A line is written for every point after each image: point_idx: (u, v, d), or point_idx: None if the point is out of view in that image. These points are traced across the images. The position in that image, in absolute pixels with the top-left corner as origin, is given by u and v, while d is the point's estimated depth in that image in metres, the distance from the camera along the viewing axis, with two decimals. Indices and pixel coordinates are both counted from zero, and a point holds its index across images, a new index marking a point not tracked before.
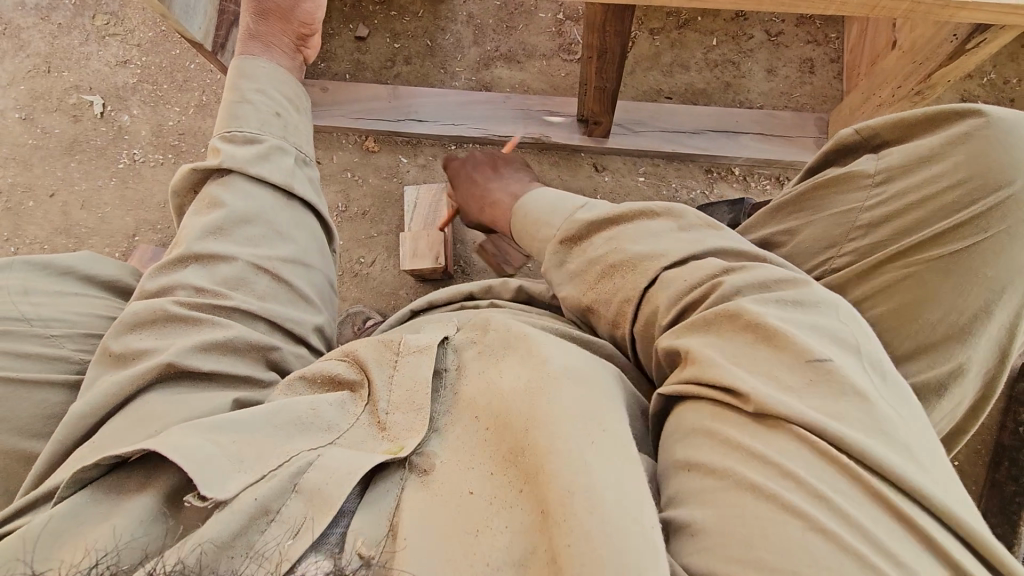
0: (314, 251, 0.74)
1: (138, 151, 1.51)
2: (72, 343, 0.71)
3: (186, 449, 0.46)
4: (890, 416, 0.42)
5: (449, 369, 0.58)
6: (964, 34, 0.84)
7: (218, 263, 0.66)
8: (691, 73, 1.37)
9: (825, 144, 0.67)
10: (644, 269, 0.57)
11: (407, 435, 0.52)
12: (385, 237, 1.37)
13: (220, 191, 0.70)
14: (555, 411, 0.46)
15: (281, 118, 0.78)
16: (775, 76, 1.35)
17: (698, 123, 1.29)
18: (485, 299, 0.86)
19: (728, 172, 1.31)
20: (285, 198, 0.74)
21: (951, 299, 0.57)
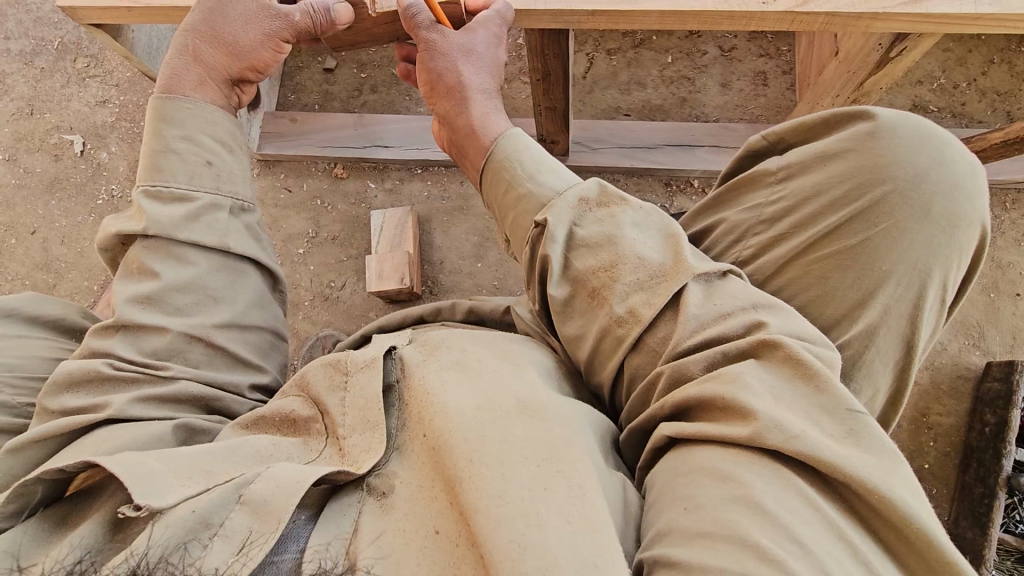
0: (254, 310, 0.75)
1: (116, 186, 1.55)
2: (11, 387, 0.70)
3: (135, 467, 0.45)
4: (828, 422, 0.46)
5: (395, 381, 0.57)
6: (887, 42, 0.86)
7: (147, 333, 0.67)
8: (648, 90, 1.40)
9: (738, 150, 0.70)
10: (579, 252, 0.61)
11: (365, 456, 0.51)
12: (354, 260, 1.39)
13: (150, 257, 0.69)
14: (506, 447, 0.47)
15: (213, 166, 0.75)
16: (729, 89, 1.38)
17: (654, 138, 1.32)
18: (437, 320, 0.88)
19: (687, 184, 1.33)
20: (220, 256, 0.73)
21: (846, 289, 0.58)
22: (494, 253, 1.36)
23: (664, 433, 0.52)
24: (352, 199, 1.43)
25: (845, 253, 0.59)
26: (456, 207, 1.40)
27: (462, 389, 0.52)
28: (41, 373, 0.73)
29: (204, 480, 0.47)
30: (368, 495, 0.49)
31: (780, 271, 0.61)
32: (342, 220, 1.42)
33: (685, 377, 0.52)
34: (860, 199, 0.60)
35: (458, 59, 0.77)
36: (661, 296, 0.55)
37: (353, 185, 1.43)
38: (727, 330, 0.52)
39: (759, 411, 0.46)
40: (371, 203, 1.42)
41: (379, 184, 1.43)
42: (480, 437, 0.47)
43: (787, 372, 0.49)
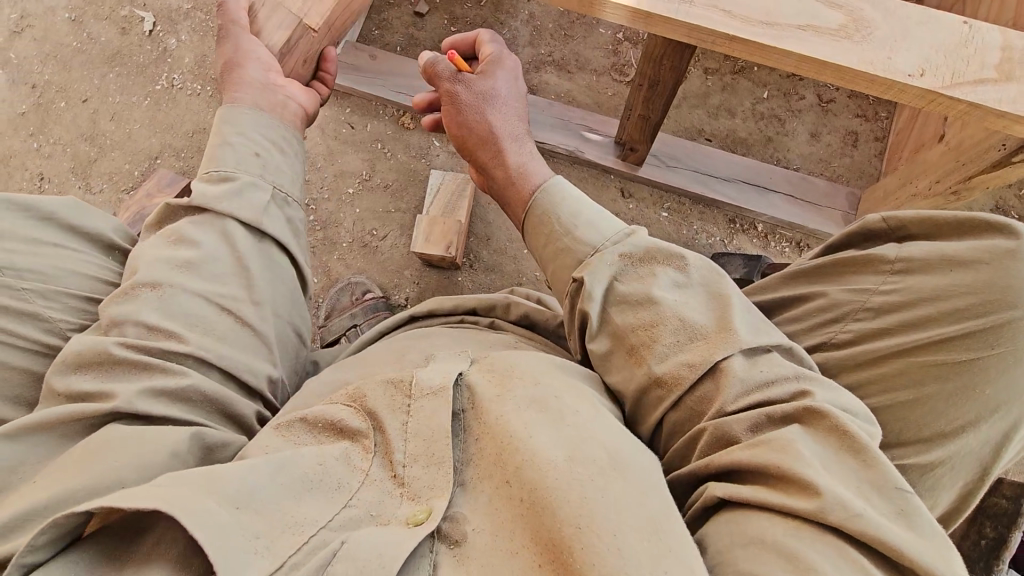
0: (284, 301, 0.72)
1: (178, 77, 1.50)
2: (44, 300, 0.68)
3: (197, 519, 0.42)
4: (884, 501, 0.45)
5: (463, 411, 0.55)
6: (1012, 146, 0.83)
7: (173, 298, 0.64)
8: (736, 120, 1.37)
9: (851, 225, 0.68)
10: (638, 308, 0.58)
11: (433, 497, 0.49)
12: (402, 214, 1.36)
13: (193, 228, 0.68)
14: (612, 507, 0.45)
15: (260, 159, 0.74)
16: (817, 141, 1.35)
17: (732, 171, 1.30)
18: (487, 317, 0.85)
19: (751, 226, 1.30)
20: (257, 236, 0.71)
21: (941, 408, 0.58)
22: None
23: (714, 494, 0.49)
24: (413, 153, 1.40)
25: (951, 371, 0.58)
26: None
27: (554, 435, 0.50)
28: (75, 290, 0.71)
29: (270, 553, 0.44)
30: (440, 544, 0.48)
31: (873, 366, 0.60)
32: (398, 172, 1.39)
33: (727, 439, 0.51)
34: (981, 318, 0.58)
35: (485, 107, 0.80)
36: (700, 361, 0.54)
37: (417, 139, 1.40)
38: (773, 395, 0.51)
39: (822, 485, 0.45)
40: (431, 162, 1.39)
41: (444, 145, 1.39)
42: (582, 494, 0.46)
43: (833, 444, 0.48)
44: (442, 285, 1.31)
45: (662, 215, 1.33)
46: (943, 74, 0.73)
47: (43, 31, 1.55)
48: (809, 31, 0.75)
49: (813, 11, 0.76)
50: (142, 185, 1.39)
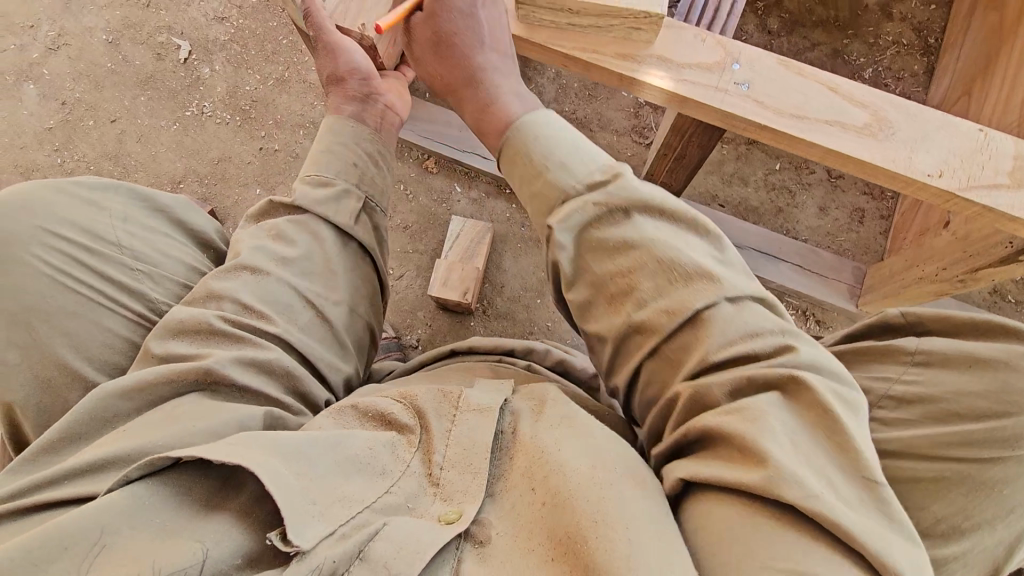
0: (363, 303, 0.75)
1: (208, 105, 1.53)
2: (152, 283, 0.71)
3: (274, 474, 0.47)
4: (847, 487, 0.45)
5: (503, 431, 0.58)
6: (1018, 245, 0.88)
7: (265, 283, 0.68)
8: (748, 189, 1.42)
9: (871, 316, 0.72)
10: (620, 250, 0.58)
11: (465, 501, 0.52)
12: (419, 256, 1.39)
13: (289, 227, 0.73)
14: (625, 509, 0.47)
15: (359, 168, 0.79)
16: (825, 215, 1.40)
17: (745, 238, 1.34)
18: (526, 359, 0.88)
19: None
20: (344, 239, 0.75)
21: (959, 503, 0.59)
22: None
23: (679, 473, 0.51)
24: (435, 196, 1.43)
25: (974, 463, 0.59)
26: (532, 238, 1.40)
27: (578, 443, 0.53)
28: (177, 277, 0.73)
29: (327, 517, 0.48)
30: (466, 543, 0.50)
31: (898, 453, 0.61)
32: (418, 213, 1.41)
33: (705, 399, 0.52)
34: (1003, 418, 0.60)
35: (446, 41, 0.77)
36: (678, 309, 0.54)
37: (440, 183, 1.43)
38: (756, 350, 0.52)
39: (779, 458, 0.45)
40: (452, 207, 1.42)
41: (465, 191, 1.43)
42: (597, 494, 0.48)
43: (806, 414, 0.48)
44: (455, 329, 1.33)
45: None
46: (960, 177, 0.78)
47: (78, 50, 1.58)
48: (836, 126, 0.80)
49: (842, 108, 0.81)
50: None
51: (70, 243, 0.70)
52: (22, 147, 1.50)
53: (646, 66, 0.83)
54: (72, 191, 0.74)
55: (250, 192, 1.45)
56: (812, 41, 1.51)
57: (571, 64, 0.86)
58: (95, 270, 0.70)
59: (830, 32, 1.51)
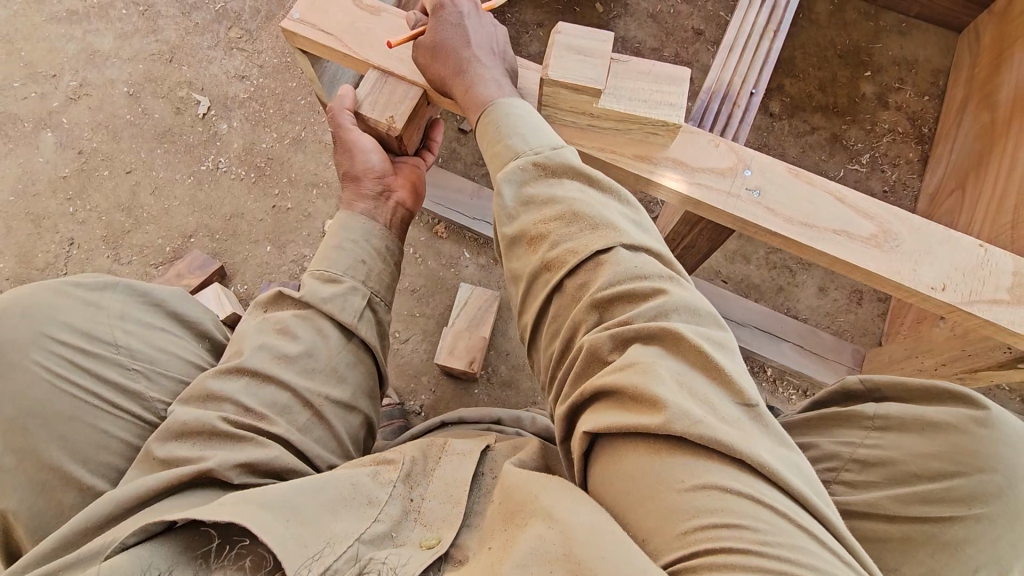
0: (363, 397, 0.79)
1: (223, 160, 1.55)
2: (146, 380, 0.71)
3: (265, 525, 0.54)
4: (744, 419, 0.51)
5: (483, 473, 0.68)
6: (1018, 352, 0.90)
7: (266, 384, 0.71)
8: (750, 266, 1.46)
9: (834, 384, 0.75)
10: (579, 220, 0.64)
11: (444, 529, 0.60)
12: (425, 319, 1.40)
13: (296, 323, 0.77)
14: (576, 493, 0.52)
15: (365, 265, 0.84)
16: (825, 295, 1.43)
17: (747, 316, 1.37)
18: (514, 427, 0.96)
19: (761, 369, 1.36)
20: (346, 336, 0.79)
21: (929, 562, 0.61)
22: None
23: (585, 430, 0.54)
24: (443, 261, 1.45)
25: (938, 522, 0.62)
26: None
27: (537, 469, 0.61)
28: (174, 373, 0.72)
29: (319, 553, 0.54)
30: (448, 565, 0.57)
31: (868, 514, 0.65)
32: (426, 277, 1.43)
33: (596, 355, 0.57)
34: (956, 476, 0.64)
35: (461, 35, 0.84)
36: (617, 267, 0.60)
37: (448, 247, 1.46)
38: (635, 313, 0.57)
39: (669, 400, 0.50)
40: (460, 272, 1.44)
41: (473, 257, 1.45)
42: (549, 487, 0.53)
43: (689, 359, 0.54)
44: (458, 396, 1.33)
45: None
46: (961, 290, 0.81)
47: (99, 100, 1.61)
48: (843, 235, 0.83)
49: (847, 218, 0.84)
50: (173, 263, 1.42)
51: (67, 342, 0.69)
52: (35, 195, 1.51)
53: (661, 169, 0.87)
54: (71, 287, 0.73)
55: (260, 249, 1.47)
56: (811, 125, 1.57)
57: (590, 160, 0.90)
58: (92, 372, 0.68)
59: (830, 117, 1.58)
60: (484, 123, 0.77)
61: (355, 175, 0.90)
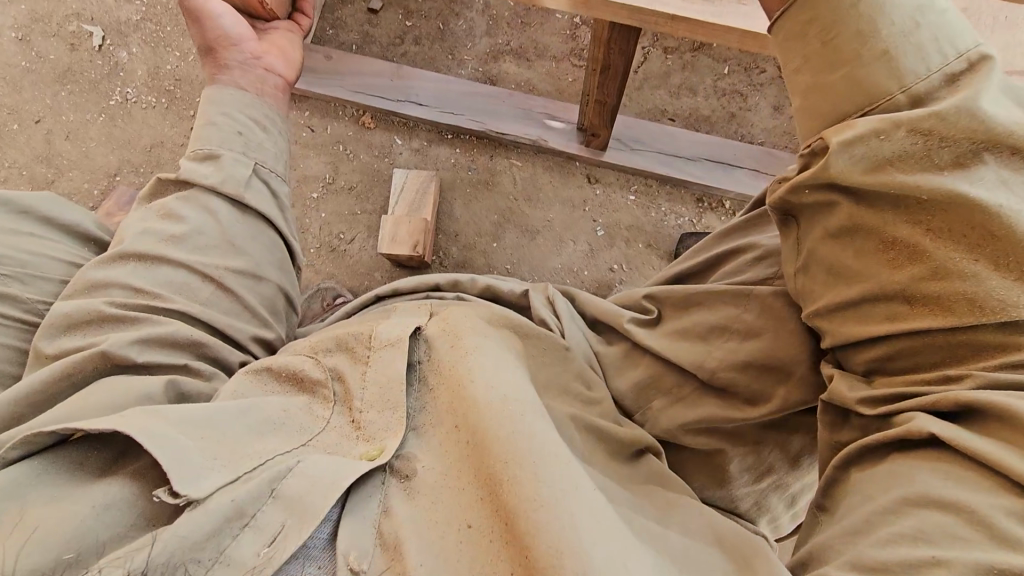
0: (271, 266, 0.76)
1: (131, 91, 1.46)
2: (21, 283, 0.69)
3: (159, 438, 0.47)
4: None
5: (418, 362, 0.61)
6: None
7: (159, 266, 0.69)
8: (698, 98, 1.36)
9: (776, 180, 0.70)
10: (973, 180, 0.40)
11: (385, 436, 0.54)
12: (368, 215, 1.35)
13: (179, 204, 0.72)
14: (541, 446, 0.50)
15: (242, 136, 0.78)
16: (781, 114, 1.34)
17: (696, 150, 1.30)
18: (453, 291, 0.92)
19: (718, 203, 1.31)
20: (239, 209, 0.75)
21: None
22: (511, 237, 1.33)
23: (913, 425, 0.41)
24: (376, 152, 1.38)
25: None
26: (482, 181, 1.36)
27: (503, 379, 0.56)
28: (54, 275, 0.72)
29: (226, 467, 0.48)
30: (392, 477, 0.53)
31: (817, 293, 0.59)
32: (362, 172, 1.37)
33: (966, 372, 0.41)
34: None
35: None
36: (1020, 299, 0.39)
37: (378, 137, 1.38)
38: None
39: None
40: (395, 160, 1.37)
41: (406, 142, 1.38)
42: (511, 429, 0.51)
43: None
44: None
45: (629, 198, 1.33)
46: None
47: None
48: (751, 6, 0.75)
49: None
50: (101, 204, 1.37)
51: None
52: None
53: None
54: None
55: None
56: None
57: None
58: None
59: None
60: (828, 45, 0.48)
61: (213, 48, 0.83)
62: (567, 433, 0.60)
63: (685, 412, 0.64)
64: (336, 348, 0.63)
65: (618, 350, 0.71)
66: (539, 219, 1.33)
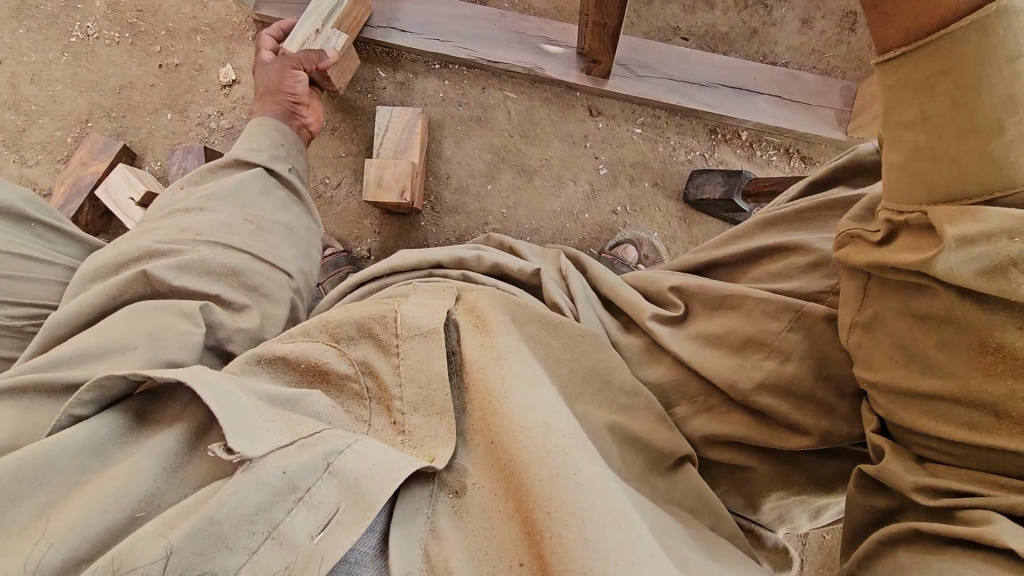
0: (297, 229, 0.98)
1: (93, 25, 1.34)
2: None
3: (219, 393, 0.45)
4: None
5: (455, 352, 0.62)
6: None
7: (204, 213, 0.88)
8: (715, 12, 1.20)
9: (843, 159, 0.68)
10: None
11: (437, 446, 0.53)
12: (354, 159, 1.27)
13: (225, 173, 0.96)
14: (575, 473, 0.49)
15: (281, 148, 1.03)
16: (810, 28, 1.18)
17: (711, 75, 1.16)
18: (456, 269, 0.87)
19: (734, 135, 1.19)
20: (268, 178, 0.98)
21: None
22: (507, 178, 1.24)
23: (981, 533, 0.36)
24: (359, 88, 1.27)
25: None
26: (474, 117, 1.24)
27: (536, 399, 0.54)
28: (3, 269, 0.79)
29: (288, 428, 0.46)
30: (441, 491, 0.52)
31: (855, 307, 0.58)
32: (342, 111, 1.27)
33: None
34: None
35: None
36: None
37: (360, 71, 1.27)
38: None
39: None
40: (379, 97, 1.26)
41: (389, 76, 1.26)
42: (551, 472, 0.48)
43: None
44: (404, 232, 1.25)
45: (635, 132, 1.21)
46: None
47: None
48: None
49: None
50: (75, 153, 1.29)
51: None
52: None
53: None
54: None
55: (163, 119, 1.31)
56: None
57: None
58: None
59: None
60: (946, 100, 0.38)
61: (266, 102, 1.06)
62: (602, 445, 0.61)
63: (715, 426, 0.65)
64: (359, 336, 0.61)
65: (638, 343, 0.74)
66: (536, 157, 1.23)
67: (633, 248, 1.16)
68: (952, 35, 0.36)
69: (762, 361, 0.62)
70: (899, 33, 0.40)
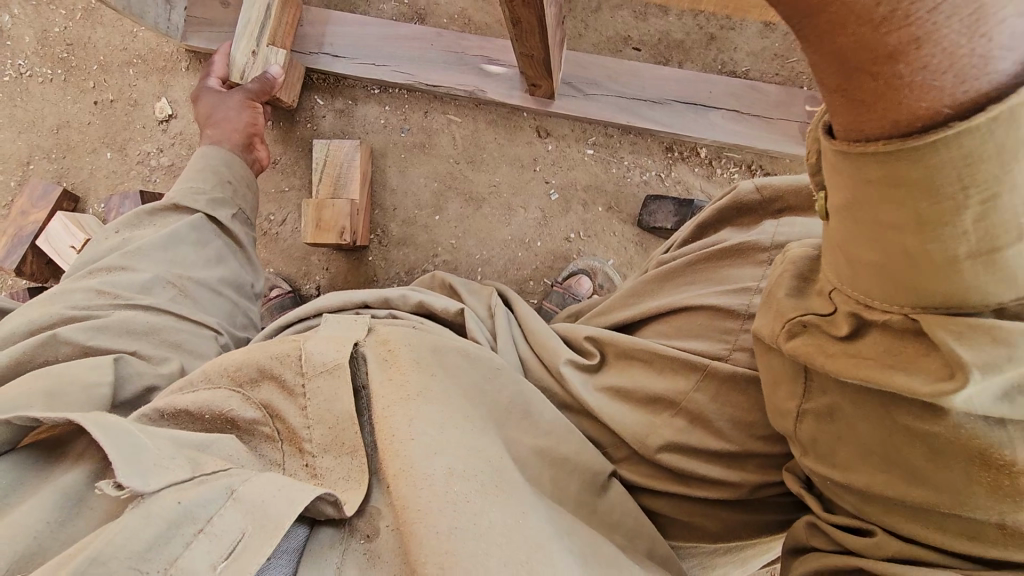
0: (225, 287, 0.85)
1: (24, 62, 1.29)
2: None
3: (117, 434, 0.42)
4: None
5: (364, 387, 0.56)
6: None
7: (126, 273, 0.76)
8: (669, 18, 1.11)
9: (725, 199, 0.64)
10: None
11: (348, 488, 0.50)
12: (297, 192, 1.22)
13: (159, 216, 0.84)
14: (473, 527, 0.45)
15: (231, 184, 0.93)
16: (772, 31, 1.09)
17: (663, 90, 1.08)
18: (383, 309, 0.76)
19: (691, 152, 1.11)
20: (211, 224, 0.87)
21: None
22: (453, 208, 1.18)
23: None
24: (298, 116, 1.21)
25: None
26: (417, 143, 1.18)
27: (439, 440, 0.51)
28: None
29: (190, 464, 0.44)
30: (352, 539, 0.49)
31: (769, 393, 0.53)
32: (283, 141, 1.21)
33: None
34: None
35: None
36: None
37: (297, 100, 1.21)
38: None
39: None
40: (319, 126, 1.20)
41: (328, 102, 1.20)
42: (449, 525, 0.45)
43: None
44: (353, 267, 1.20)
45: (587, 152, 1.14)
46: None
47: None
48: None
49: None
50: (15, 198, 1.26)
51: None
52: None
53: None
54: None
55: (103, 158, 1.28)
56: None
57: None
58: None
59: None
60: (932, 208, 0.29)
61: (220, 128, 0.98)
62: (530, 471, 0.56)
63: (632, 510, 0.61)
64: (262, 377, 0.55)
65: None
66: (484, 183, 1.17)
67: (587, 278, 1.09)
68: (948, 143, 0.27)
69: (666, 433, 0.58)
70: (869, 124, 0.30)
